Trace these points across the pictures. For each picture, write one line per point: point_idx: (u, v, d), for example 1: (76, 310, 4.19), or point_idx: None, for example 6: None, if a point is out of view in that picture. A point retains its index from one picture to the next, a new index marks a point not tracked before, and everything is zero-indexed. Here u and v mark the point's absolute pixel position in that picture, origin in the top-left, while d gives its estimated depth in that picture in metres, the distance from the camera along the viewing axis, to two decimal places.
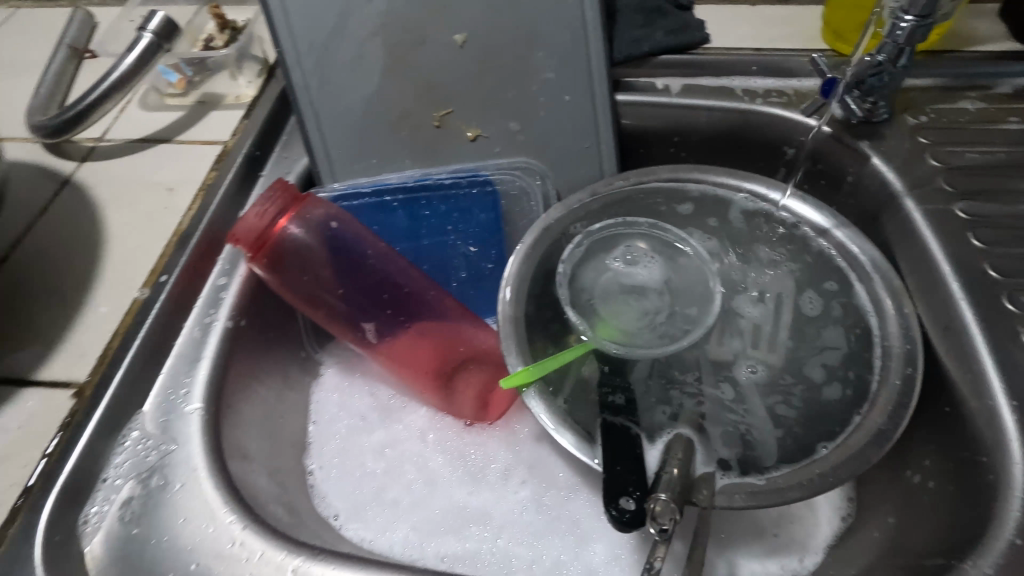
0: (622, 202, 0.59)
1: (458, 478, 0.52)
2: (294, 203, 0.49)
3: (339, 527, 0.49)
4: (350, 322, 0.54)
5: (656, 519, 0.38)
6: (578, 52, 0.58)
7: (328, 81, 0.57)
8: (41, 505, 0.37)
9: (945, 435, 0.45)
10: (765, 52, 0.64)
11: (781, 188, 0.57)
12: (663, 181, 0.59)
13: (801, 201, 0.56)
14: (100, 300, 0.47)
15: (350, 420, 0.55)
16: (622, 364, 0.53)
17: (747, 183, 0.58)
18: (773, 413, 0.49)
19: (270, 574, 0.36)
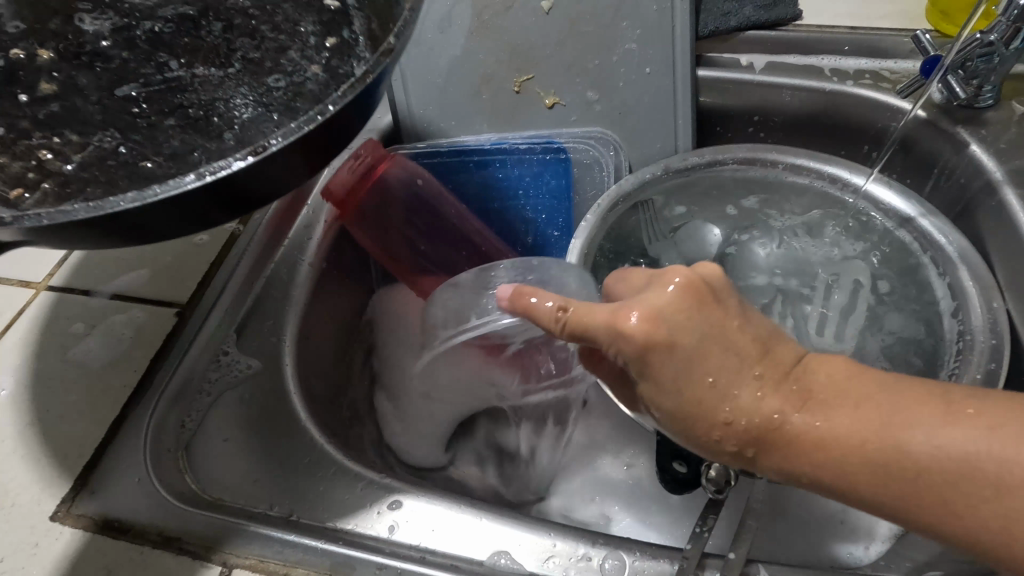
0: (693, 178, 0.59)
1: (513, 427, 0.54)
2: (381, 160, 0.53)
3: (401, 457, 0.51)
4: (424, 279, 0.56)
5: (711, 481, 0.38)
6: (664, 24, 0.58)
7: (416, 42, 0.58)
8: (148, 406, 0.42)
9: None
10: (863, 30, 0.61)
11: (865, 172, 0.56)
12: (741, 160, 0.58)
13: (885, 185, 0.55)
14: (202, 233, 0.52)
15: None
16: None
17: (829, 165, 0.56)
18: None
19: (340, 488, 0.39)
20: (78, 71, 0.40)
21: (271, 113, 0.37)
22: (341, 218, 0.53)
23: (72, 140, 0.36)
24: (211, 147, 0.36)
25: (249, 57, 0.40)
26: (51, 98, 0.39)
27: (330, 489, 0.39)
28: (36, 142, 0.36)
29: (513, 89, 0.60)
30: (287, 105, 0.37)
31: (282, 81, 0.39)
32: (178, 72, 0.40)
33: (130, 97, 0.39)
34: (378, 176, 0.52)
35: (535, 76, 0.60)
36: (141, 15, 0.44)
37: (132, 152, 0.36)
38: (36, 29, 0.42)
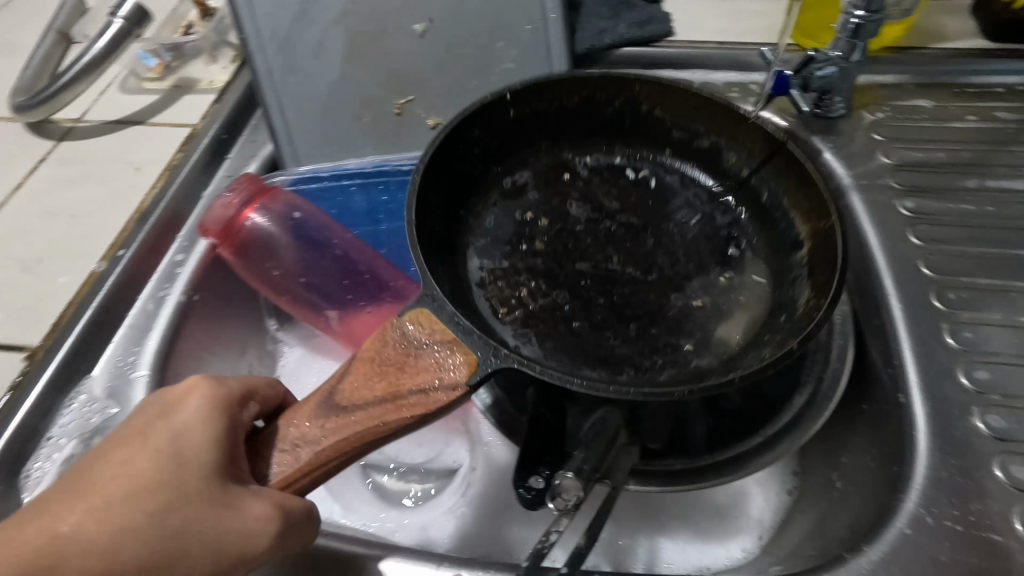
0: None
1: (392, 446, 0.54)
2: (259, 194, 0.53)
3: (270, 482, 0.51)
4: (314, 308, 0.56)
5: (561, 494, 0.38)
6: (537, 43, 0.60)
7: (291, 67, 0.59)
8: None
9: (871, 431, 0.45)
10: (730, 46, 0.64)
11: None
12: None
13: None
14: (64, 272, 0.50)
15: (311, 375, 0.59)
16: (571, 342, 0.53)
17: None
18: None
19: None
20: (556, 244, 0.48)
21: (698, 334, 0.44)
22: (221, 250, 0.53)
23: (535, 292, 0.45)
24: (622, 335, 0.43)
25: (703, 267, 0.47)
26: (507, 260, 0.47)
27: None
28: (521, 282, 0.46)
29: (394, 112, 0.61)
30: (701, 347, 0.43)
31: (705, 302, 0.45)
32: (614, 265, 0.47)
33: (577, 285, 0.45)
34: (255, 211, 0.52)
35: (415, 98, 0.61)
36: (563, 205, 0.51)
37: (543, 326, 0.43)
38: (546, 191, 0.52)
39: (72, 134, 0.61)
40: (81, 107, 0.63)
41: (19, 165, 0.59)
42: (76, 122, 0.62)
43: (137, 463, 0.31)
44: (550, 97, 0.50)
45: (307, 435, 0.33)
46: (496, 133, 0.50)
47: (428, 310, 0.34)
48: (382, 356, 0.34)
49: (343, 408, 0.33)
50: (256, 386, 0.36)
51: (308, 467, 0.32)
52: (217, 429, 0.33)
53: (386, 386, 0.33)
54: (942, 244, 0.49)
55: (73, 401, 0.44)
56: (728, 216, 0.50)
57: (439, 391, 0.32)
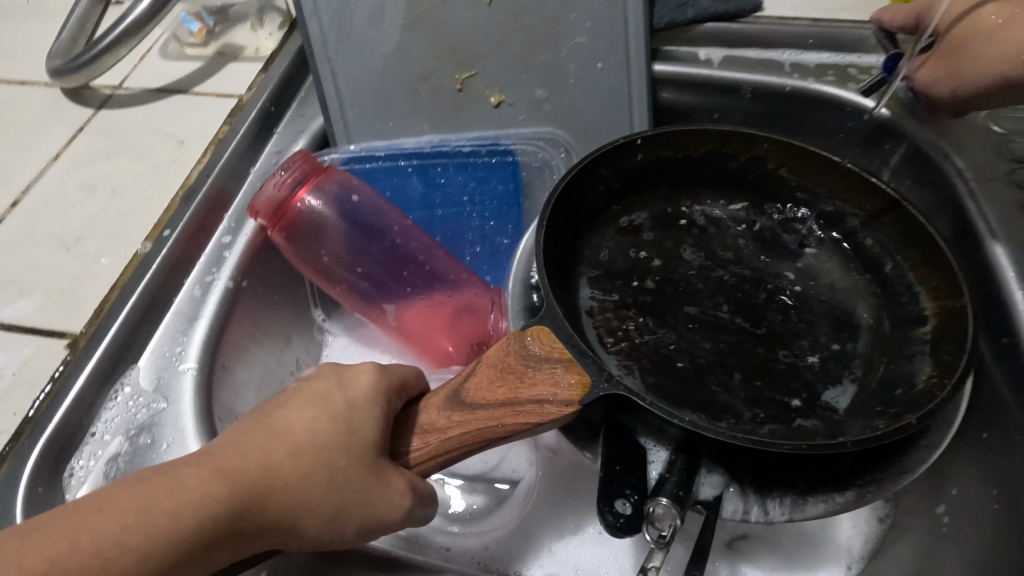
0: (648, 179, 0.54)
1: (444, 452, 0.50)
2: (313, 173, 0.48)
3: None
4: (369, 299, 0.52)
5: (656, 521, 0.34)
6: (615, 15, 0.54)
7: (346, 37, 0.54)
8: (22, 461, 0.37)
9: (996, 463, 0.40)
10: (825, 23, 0.58)
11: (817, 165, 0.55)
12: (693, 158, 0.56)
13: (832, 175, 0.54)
14: (106, 253, 0.47)
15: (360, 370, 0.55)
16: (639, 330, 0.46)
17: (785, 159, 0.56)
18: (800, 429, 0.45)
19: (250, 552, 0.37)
20: (665, 283, 0.45)
21: (804, 391, 0.40)
22: (273, 236, 0.49)
23: (639, 331, 0.42)
24: (727, 385, 0.40)
25: (822, 329, 0.43)
26: (618, 293, 0.44)
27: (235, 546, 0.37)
28: (628, 315, 0.43)
29: (454, 87, 0.56)
30: (808, 408, 0.39)
31: (819, 371, 0.41)
32: (723, 313, 0.43)
33: (684, 340, 0.42)
34: (312, 191, 0.48)
35: (478, 73, 0.56)
36: (671, 246, 0.47)
37: (651, 375, 0.40)
38: (659, 226, 0.48)
39: (112, 102, 0.57)
40: (121, 74, 0.59)
41: (58, 134, 0.55)
42: (116, 90, 0.58)
43: (321, 424, 0.30)
44: (677, 147, 0.47)
45: (428, 422, 0.32)
46: (623, 175, 0.47)
47: (547, 326, 0.32)
48: (503, 362, 0.32)
49: (467, 405, 0.31)
50: (409, 375, 0.34)
51: (437, 453, 0.31)
52: (382, 407, 0.31)
53: (505, 391, 0.31)
54: None
55: (117, 393, 0.41)
56: (847, 277, 0.46)
57: (554, 404, 0.30)
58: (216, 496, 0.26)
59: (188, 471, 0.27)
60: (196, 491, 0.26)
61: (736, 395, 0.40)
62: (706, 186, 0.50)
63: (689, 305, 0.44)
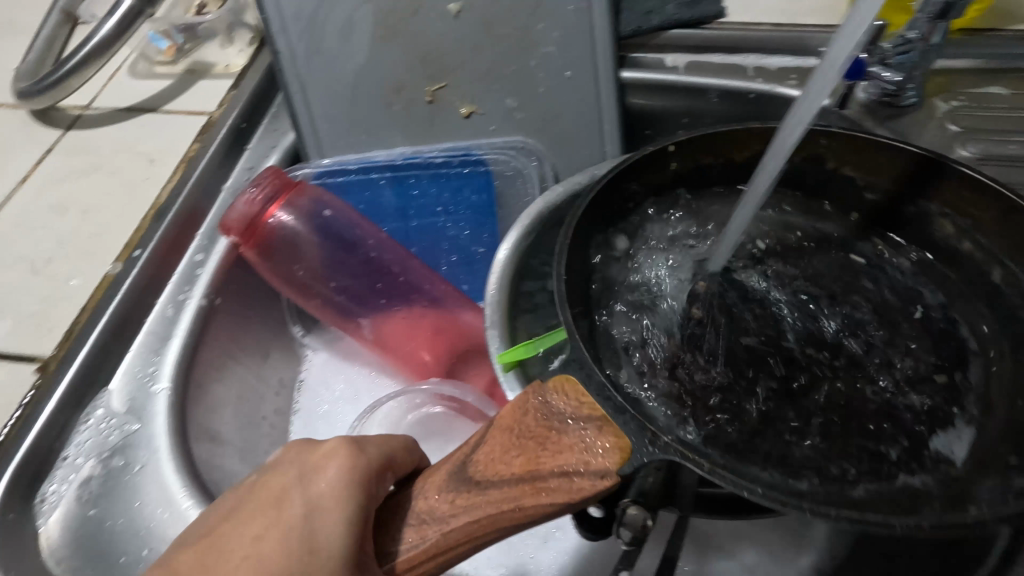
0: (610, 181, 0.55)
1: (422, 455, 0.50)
2: (284, 189, 0.48)
3: None
4: (345, 312, 0.52)
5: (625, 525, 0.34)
6: (583, 24, 0.54)
7: (315, 51, 0.54)
8: None
9: None
10: (787, 27, 0.59)
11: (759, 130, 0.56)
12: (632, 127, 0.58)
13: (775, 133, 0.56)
14: (76, 275, 0.47)
15: (344, 389, 0.55)
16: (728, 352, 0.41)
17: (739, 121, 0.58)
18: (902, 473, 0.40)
19: None
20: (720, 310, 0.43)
21: (906, 441, 0.36)
22: (245, 253, 0.49)
23: (689, 379, 0.38)
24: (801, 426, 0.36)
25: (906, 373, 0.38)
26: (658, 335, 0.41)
27: None
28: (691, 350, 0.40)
29: (425, 99, 0.56)
30: (908, 459, 0.35)
31: (915, 423, 0.36)
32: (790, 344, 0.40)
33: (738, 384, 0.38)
34: (282, 207, 0.48)
35: (448, 84, 0.56)
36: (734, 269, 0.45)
37: (711, 425, 0.36)
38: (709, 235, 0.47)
39: (80, 122, 0.57)
40: (90, 94, 0.59)
41: (26, 155, 0.55)
42: (85, 110, 0.58)
43: (278, 540, 0.26)
44: (719, 151, 0.44)
45: (431, 508, 0.28)
46: (654, 185, 0.45)
47: (572, 374, 0.30)
48: (522, 426, 0.29)
49: (477, 483, 0.28)
50: (393, 449, 0.30)
51: (438, 550, 0.27)
52: (343, 505, 0.27)
53: (523, 461, 0.28)
54: None
55: (90, 416, 0.41)
56: (930, 300, 0.42)
57: (586, 476, 0.27)
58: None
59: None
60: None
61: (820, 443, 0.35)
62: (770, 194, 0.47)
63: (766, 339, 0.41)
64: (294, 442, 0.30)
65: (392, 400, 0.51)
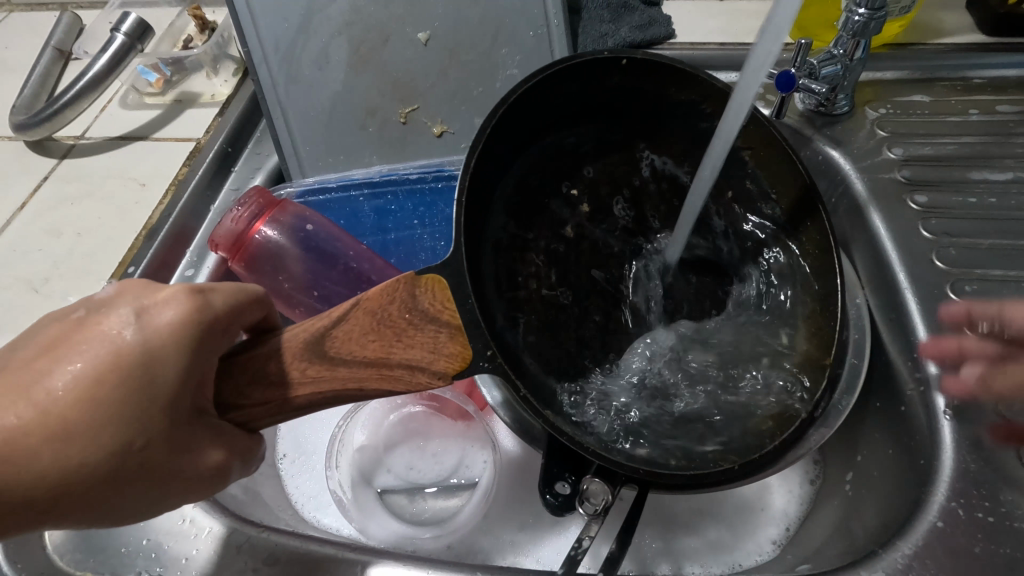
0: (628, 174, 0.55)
1: (407, 453, 0.53)
2: (268, 207, 0.53)
3: (314, 519, 0.51)
4: None
5: (590, 497, 0.38)
6: (542, 49, 0.60)
7: (294, 79, 0.59)
8: None
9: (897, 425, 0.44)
10: (731, 46, 0.64)
11: None
12: None
13: None
14: (73, 291, 0.50)
15: None
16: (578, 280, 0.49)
17: None
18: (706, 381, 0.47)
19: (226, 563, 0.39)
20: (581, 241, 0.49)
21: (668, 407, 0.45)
22: (232, 264, 0.53)
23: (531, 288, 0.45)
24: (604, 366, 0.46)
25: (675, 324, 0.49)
26: (529, 234, 0.46)
27: (207, 551, 0.39)
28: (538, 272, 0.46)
29: (399, 120, 0.61)
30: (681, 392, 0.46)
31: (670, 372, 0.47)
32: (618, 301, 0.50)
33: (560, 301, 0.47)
34: (267, 223, 0.52)
35: (420, 106, 0.61)
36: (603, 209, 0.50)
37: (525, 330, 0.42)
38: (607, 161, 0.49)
39: (74, 151, 0.60)
40: (83, 125, 0.62)
41: (23, 183, 0.58)
42: (78, 140, 0.61)
43: (108, 373, 0.28)
44: (666, 82, 0.45)
45: (284, 372, 0.31)
46: (592, 96, 0.45)
47: (439, 276, 0.34)
48: (384, 313, 0.33)
49: (330, 358, 0.32)
50: (237, 302, 0.32)
51: (286, 409, 0.32)
52: (176, 345, 0.29)
53: (377, 347, 0.33)
54: (954, 236, 0.49)
55: None
56: (709, 271, 0.52)
57: (426, 373, 0.33)
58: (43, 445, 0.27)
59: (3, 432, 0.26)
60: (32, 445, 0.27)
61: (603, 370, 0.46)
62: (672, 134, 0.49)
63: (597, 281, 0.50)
64: (134, 280, 0.31)
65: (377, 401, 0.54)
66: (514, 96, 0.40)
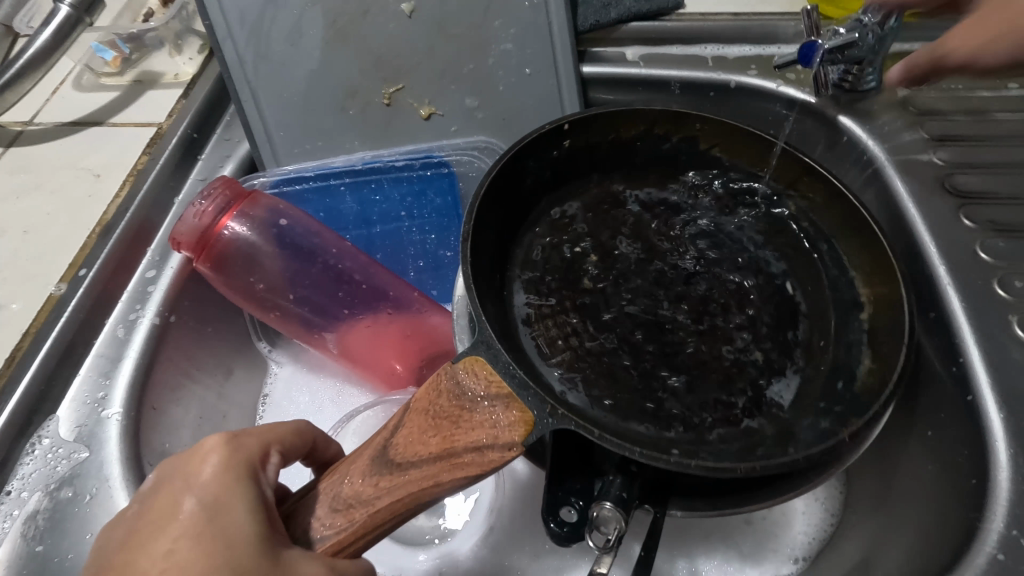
0: (593, 158, 0.47)
1: None
2: (237, 199, 0.47)
3: None
4: (309, 325, 0.51)
5: (601, 526, 0.34)
6: (538, 21, 0.54)
7: (266, 58, 0.53)
8: None
9: (942, 435, 0.40)
10: (745, 16, 0.58)
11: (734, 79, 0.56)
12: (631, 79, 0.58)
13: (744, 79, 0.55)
14: (18, 298, 0.44)
15: (309, 404, 0.53)
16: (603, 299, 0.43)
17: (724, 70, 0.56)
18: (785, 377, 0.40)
19: None
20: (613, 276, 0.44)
21: (750, 390, 0.39)
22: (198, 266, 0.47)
23: (583, 332, 0.41)
24: (671, 389, 0.38)
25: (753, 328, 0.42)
26: (554, 297, 0.43)
27: None
28: (571, 317, 0.42)
29: (382, 102, 0.55)
30: (756, 407, 0.38)
31: (733, 351, 0.40)
32: (665, 311, 0.42)
33: (622, 313, 0.42)
34: (235, 218, 0.47)
35: (405, 86, 0.55)
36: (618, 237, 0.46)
37: (590, 372, 0.39)
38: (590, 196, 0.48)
39: (22, 138, 0.54)
40: (32, 109, 0.56)
41: None
42: (26, 126, 0.55)
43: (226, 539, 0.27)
44: (606, 130, 0.46)
45: (354, 492, 0.29)
46: (551, 165, 0.46)
47: (484, 355, 0.30)
48: (435, 407, 0.30)
49: (398, 465, 0.29)
50: (275, 437, 0.32)
51: (364, 530, 0.28)
52: (250, 489, 0.29)
53: (438, 441, 0.29)
54: (998, 227, 0.44)
55: (35, 446, 0.39)
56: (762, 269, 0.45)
57: (496, 449, 0.28)
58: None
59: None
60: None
61: (677, 403, 0.38)
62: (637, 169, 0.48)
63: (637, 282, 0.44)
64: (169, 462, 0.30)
65: (369, 409, 0.50)
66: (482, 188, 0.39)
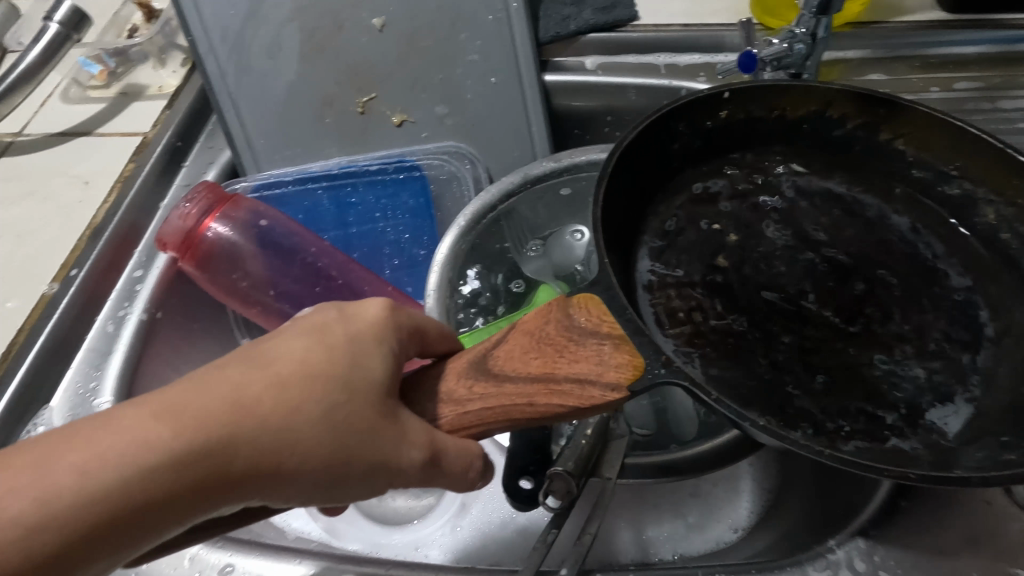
0: (723, 136, 0.46)
1: None
2: (219, 203, 0.51)
3: (284, 524, 0.51)
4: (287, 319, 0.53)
5: (554, 490, 0.38)
6: (501, 33, 0.57)
7: (244, 70, 0.56)
8: None
9: None
10: (694, 28, 0.62)
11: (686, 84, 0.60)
12: (591, 86, 0.63)
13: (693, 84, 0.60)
14: (12, 297, 0.47)
15: None
16: (741, 285, 0.41)
17: (675, 78, 0.61)
18: (932, 393, 0.36)
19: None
20: (742, 261, 0.42)
21: (903, 407, 0.35)
22: (185, 264, 0.51)
23: (708, 308, 0.40)
24: (806, 386, 0.36)
25: (908, 339, 0.38)
26: (682, 270, 0.42)
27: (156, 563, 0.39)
28: (690, 296, 0.41)
29: (357, 111, 0.59)
30: (908, 427, 0.35)
31: (889, 362, 0.37)
32: (810, 304, 0.40)
33: (753, 297, 0.40)
34: (217, 220, 0.50)
35: (378, 95, 0.59)
36: (771, 225, 0.44)
37: (705, 349, 0.38)
38: (738, 180, 0.47)
39: (12, 149, 0.57)
40: (21, 121, 0.59)
41: None
42: (17, 137, 0.58)
43: (352, 376, 0.26)
44: (773, 106, 0.45)
45: (450, 388, 0.30)
46: (702, 133, 0.45)
47: (599, 298, 0.31)
48: (542, 333, 0.30)
49: (495, 375, 0.29)
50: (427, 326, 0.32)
51: (452, 426, 0.29)
52: (389, 344, 0.28)
53: (541, 364, 0.29)
54: None
55: (31, 433, 0.42)
56: (908, 279, 0.41)
57: (598, 386, 0.28)
58: (167, 438, 0.23)
59: (115, 421, 0.23)
60: (140, 432, 0.22)
61: (807, 393, 0.36)
62: (801, 153, 0.47)
63: (755, 273, 0.42)
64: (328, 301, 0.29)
65: None
66: (618, 148, 0.39)
